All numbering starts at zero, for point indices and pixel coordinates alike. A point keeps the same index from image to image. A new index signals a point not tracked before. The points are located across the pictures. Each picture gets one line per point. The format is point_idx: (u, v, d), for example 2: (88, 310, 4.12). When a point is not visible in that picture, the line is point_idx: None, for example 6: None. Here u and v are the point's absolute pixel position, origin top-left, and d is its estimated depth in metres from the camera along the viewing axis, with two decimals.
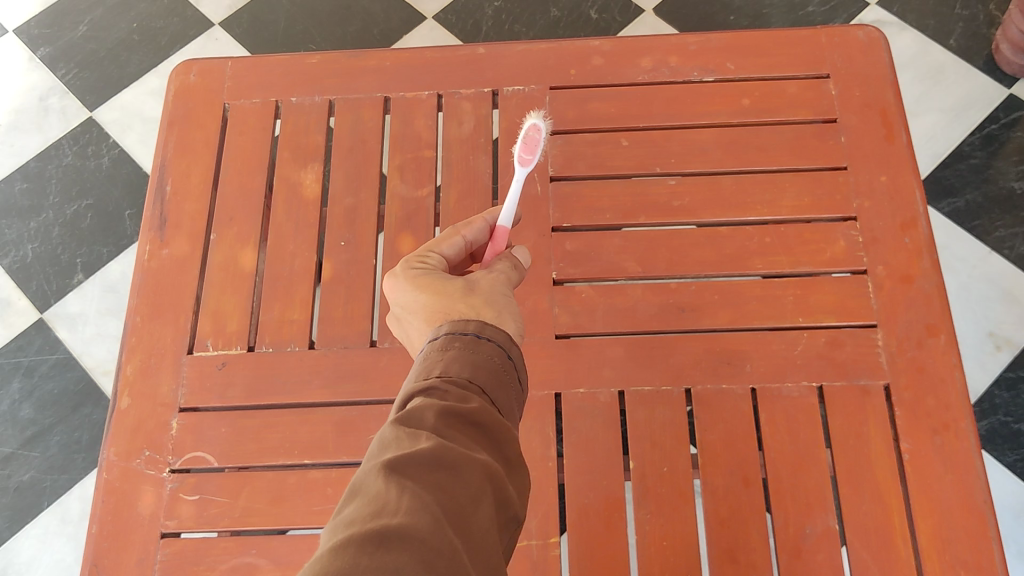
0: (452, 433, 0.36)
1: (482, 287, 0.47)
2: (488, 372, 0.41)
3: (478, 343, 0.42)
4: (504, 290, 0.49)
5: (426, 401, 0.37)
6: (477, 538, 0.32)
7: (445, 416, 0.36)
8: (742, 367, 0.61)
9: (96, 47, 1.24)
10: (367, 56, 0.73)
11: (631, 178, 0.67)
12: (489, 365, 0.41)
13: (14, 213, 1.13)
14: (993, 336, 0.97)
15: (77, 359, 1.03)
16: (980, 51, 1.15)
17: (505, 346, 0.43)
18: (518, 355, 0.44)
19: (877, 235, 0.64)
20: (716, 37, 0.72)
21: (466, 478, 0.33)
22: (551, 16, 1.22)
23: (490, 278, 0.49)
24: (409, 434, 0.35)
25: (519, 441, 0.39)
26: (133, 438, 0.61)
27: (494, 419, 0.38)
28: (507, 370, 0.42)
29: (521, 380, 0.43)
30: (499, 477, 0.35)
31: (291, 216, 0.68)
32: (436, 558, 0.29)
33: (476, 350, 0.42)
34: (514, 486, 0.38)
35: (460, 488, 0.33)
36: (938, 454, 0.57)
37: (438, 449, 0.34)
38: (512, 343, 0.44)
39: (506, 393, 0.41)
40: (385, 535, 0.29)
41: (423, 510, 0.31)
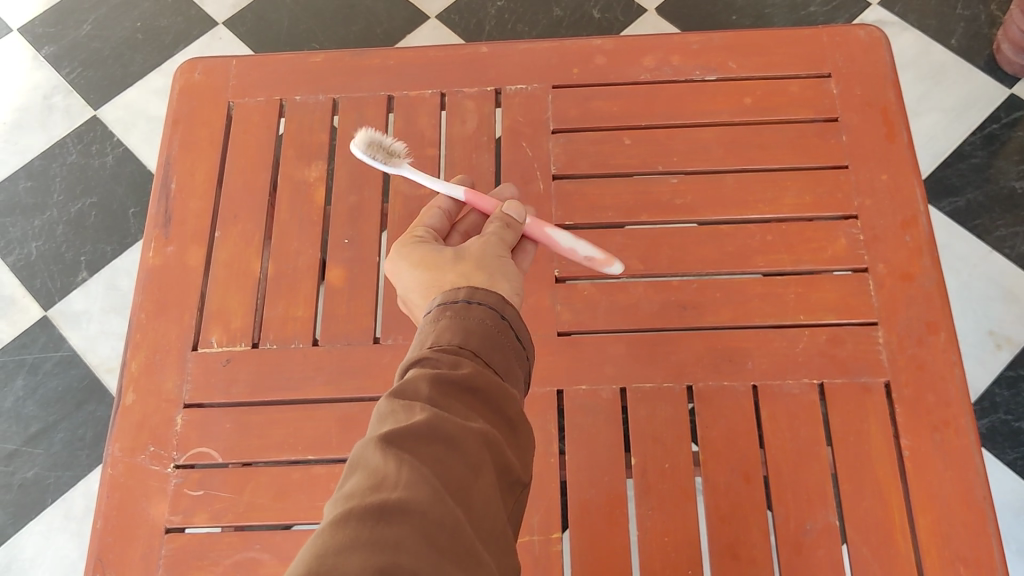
0: (446, 401, 0.38)
1: (471, 253, 0.51)
2: (480, 336, 0.44)
3: (470, 311, 0.46)
4: (497, 253, 0.52)
5: (419, 373, 0.40)
6: (475, 503, 0.36)
7: (438, 387, 0.39)
8: (743, 365, 0.61)
9: (100, 46, 1.25)
10: (371, 55, 0.73)
11: (632, 176, 0.68)
12: (481, 330, 0.44)
13: (18, 211, 1.13)
14: (993, 335, 0.98)
15: (81, 357, 1.04)
16: (981, 51, 1.15)
17: (497, 308, 0.47)
18: (512, 314, 0.47)
19: (878, 233, 0.64)
20: (718, 37, 0.72)
21: (460, 445, 0.36)
22: (553, 15, 1.22)
23: (479, 242, 0.53)
24: (404, 406, 0.37)
25: (515, 400, 0.42)
26: (138, 434, 0.61)
27: (487, 381, 0.41)
28: (501, 331, 0.45)
29: (519, 339, 0.47)
30: (495, 441, 0.39)
31: (295, 214, 0.68)
32: (432, 526, 0.32)
33: (470, 317, 0.45)
34: (512, 443, 0.41)
35: (453, 455, 0.36)
36: (938, 450, 0.57)
37: (432, 419, 0.36)
38: (504, 304, 0.47)
39: (501, 353, 0.44)
40: (384, 508, 0.31)
41: (421, 481, 0.33)
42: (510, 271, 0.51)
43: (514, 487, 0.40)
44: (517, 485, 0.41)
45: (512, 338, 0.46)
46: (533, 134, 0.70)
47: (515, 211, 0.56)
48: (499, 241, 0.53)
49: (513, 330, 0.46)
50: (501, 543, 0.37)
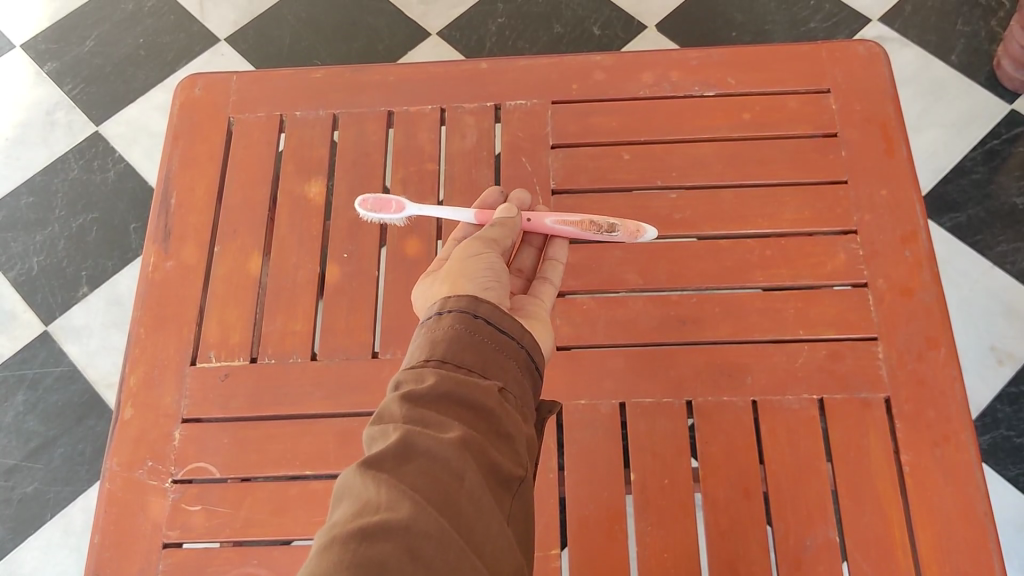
0: (417, 416, 0.39)
1: (453, 261, 0.53)
2: (449, 342, 0.44)
3: (439, 321, 0.46)
4: (477, 254, 0.53)
5: (391, 398, 0.41)
6: (468, 507, 0.36)
7: (408, 405, 0.40)
8: (743, 379, 0.61)
9: (102, 62, 1.25)
10: (372, 71, 0.73)
11: (631, 191, 0.68)
12: (451, 336, 0.45)
13: (20, 226, 1.14)
14: (995, 350, 0.98)
15: (81, 371, 1.04)
16: (981, 67, 1.15)
17: (469, 309, 0.46)
18: (487, 310, 0.46)
19: (878, 248, 0.64)
20: (717, 53, 0.72)
21: (435, 454, 0.37)
22: (554, 32, 1.23)
23: (463, 246, 0.54)
24: (379, 434, 0.39)
25: (499, 394, 0.42)
26: (136, 449, 0.61)
27: (456, 385, 0.41)
28: (474, 329, 0.45)
29: (502, 328, 0.46)
30: (476, 442, 0.39)
31: (294, 228, 0.68)
32: (417, 538, 0.33)
33: (437, 328, 0.45)
34: (506, 435, 0.41)
35: (430, 465, 0.37)
36: (938, 465, 0.57)
37: (401, 438, 0.37)
38: (476, 302, 0.46)
39: (478, 352, 0.44)
40: (367, 528, 0.33)
41: (400, 499, 0.34)
42: (486, 269, 0.51)
43: (514, 478, 0.40)
44: (518, 475, 0.41)
45: (490, 332, 0.45)
46: (532, 149, 0.70)
47: (504, 211, 0.57)
48: (484, 240, 0.54)
49: (491, 322, 0.46)
50: (506, 536, 0.37)
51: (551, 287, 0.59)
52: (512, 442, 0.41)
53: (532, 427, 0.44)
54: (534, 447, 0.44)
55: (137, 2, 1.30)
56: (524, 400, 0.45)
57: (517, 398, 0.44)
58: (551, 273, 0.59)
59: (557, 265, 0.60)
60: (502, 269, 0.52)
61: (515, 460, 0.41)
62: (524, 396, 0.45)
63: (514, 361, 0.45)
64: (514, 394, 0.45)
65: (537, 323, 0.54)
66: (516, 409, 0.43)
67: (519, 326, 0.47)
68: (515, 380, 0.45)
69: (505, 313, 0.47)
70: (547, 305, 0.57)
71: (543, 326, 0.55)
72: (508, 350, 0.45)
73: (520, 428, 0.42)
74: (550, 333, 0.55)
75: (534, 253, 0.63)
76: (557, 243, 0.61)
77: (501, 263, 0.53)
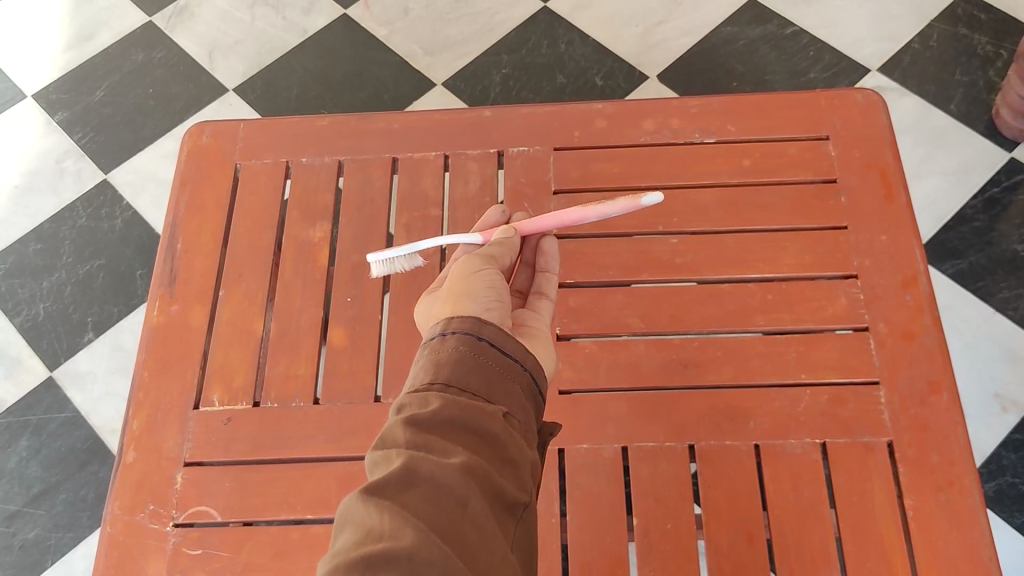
0: (421, 442, 0.39)
1: (454, 284, 0.52)
2: (453, 365, 0.44)
3: (443, 341, 0.46)
4: (479, 274, 0.53)
5: (394, 421, 0.41)
6: (472, 535, 0.36)
7: (412, 429, 0.40)
8: (746, 424, 0.61)
9: (112, 112, 1.27)
10: (377, 119, 0.75)
11: (633, 237, 0.68)
12: (456, 357, 0.45)
13: (27, 272, 1.14)
14: (998, 397, 0.97)
15: (85, 418, 1.04)
16: (980, 116, 1.16)
17: (473, 330, 0.46)
18: (490, 331, 0.46)
19: (879, 293, 0.64)
20: (717, 101, 0.73)
21: (439, 481, 0.37)
22: (557, 82, 1.24)
23: (464, 265, 0.54)
24: (382, 459, 0.39)
25: (501, 421, 0.42)
26: (138, 492, 0.61)
27: (461, 410, 0.42)
28: (478, 352, 0.45)
29: (506, 352, 0.46)
30: (480, 469, 0.39)
31: (299, 273, 0.69)
32: (422, 566, 0.33)
33: (441, 349, 0.45)
34: (509, 467, 0.41)
35: (435, 492, 0.37)
36: (943, 510, 0.57)
37: (405, 464, 0.37)
38: (480, 324, 0.47)
39: (482, 375, 0.44)
40: (371, 556, 0.32)
41: (404, 526, 0.34)
42: (488, 290, 0.51)
43: (518, 505, 0.40)
44: (522, 501, 0.41)
45: (495, 355, 0.46)
46: (535, 195, 0.71)
47: (501, 235, 0.59)
48: (483, 259, 0.54)
49: (495, 344, 0.46)
50: (510, 562, 0.37)
51: (547, 301, 0.58)
52: (517, 468, 0.41)
53: (535, 453, 0.45)
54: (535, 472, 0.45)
55: (148, 53, 1.32)
56: (527, 425, 0.45)
57: (519, 423, 0.45)
58: (546, 286, 0.59)
59: (549, 275, 0.59)
60: (504, 292, 0.52)
61: (519, 486, 0.41)
62: (526, 422, 0.45)
63: (519, 386, 0.46)
64: (518, 419, 0.45)
65: (538, 344, 0.54)
66: (520, 435, 0.44)
67: (523, 350, 0.47)
68: (519, 406, 0.45)
69: (508, 336, 0.47)
70: (544, 321, 0.57)
71: (544, 345, 0.55)
72: (512, 373, 0.46)
73: (523, 453, 0.43)
74: (548, 353, 0.55)
75: (527, 273, 0.63)
76: (545, 251, 0.61)
77: (503, 284, 0.53)
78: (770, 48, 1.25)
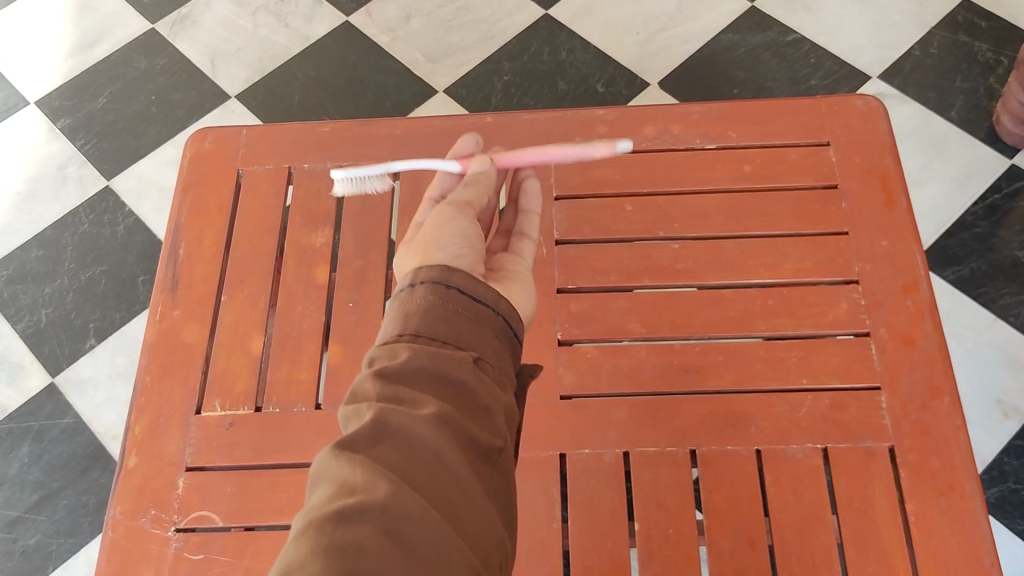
0: (390, 393, 0.39)
1: (424, 234, 0.53)
2: (421, 314, 0.44)
3: (412, 292, 0.45)
4: (449, 222, 0.53)
5: (366, 376, 0.41)
6: (445, 484, 0.36)
7: (382, 382, 0.40)
8: (748, 429, 0.61)
9: (115, 118, 1.27)
10: (379, 125, 0.75)
11: (634, 242, 0.68)
12: (426, 305, 0.45)
13: (30, 279, 1.15)
14: (1000, 403, 0.97)
15: (87, 424, 1.04)
16: (981, 122, 1.17)
17: (441, 278, 0.46)
18: (459, 277, 0.46)
19: (880, 298, 0.65)
20: (718, 108, 0.74)
21: (410, 431, 0.37)
22: (559, 89, 1.25)
23: (435, 214, 0.54)
24: (354, 413, 0.39)
25: (473, 367, 0.42)
26: (140, 497, 0.61)
27: (430, 358, 0.41)
28: (446, 299, 0.45)
29: (476, 296, 0.46)
30: (451, 416, 0.39)
31: (301, 278, 0.69)
32: (392, 518, 0.33)
33: (410, 299, 0.45)
34: (484, 412, 0.41)
35: (405, 442, 0.37)
36: (943, 514, 0.57)
37: (376, 416, 0.37)
38: (449, 271, 0.46)
39: (452, 322, 0.44)
40: (342, 511, 0.33)
41: (375, 479, 0.35)
42: (457, 237, 0.52)
43: (493, 450, 0.40)
44: (498, 446, 0.41)
45: (463, 300, 0.45)
46: None
47: (477, 165, 0.58)
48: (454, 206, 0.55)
49: (464, 289, 0.46)
50: (486, 508, 0.37)
51: (529, 241, 0.59)
52: (491, 412, 0.41)
53: (510, 397, 0.44)
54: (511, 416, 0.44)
55: (150, 60, 1.33)
56: (502, 369, 0.45)
57: (493, 367, 0.44)
58: (527, 227, 0.60)
59: (531, 215, 0.60)
60: (475, 237, 0.52)
61: (494, 430, 0.41)
62: (501, 365, 0.45)
63: (492, 329, 0.45)
64: (492, 363, 0.44)
65: (515, 284, 0.54)
66: (493, 379, 0.43)
67: (494, 294, 0.47)
68: (493, 349, 0.45)
69: (478, 281, 0.47)
70: (524, 263, 0.57)
71: (523, 284, 0.55)
72: (483, 318, 0.45)
73: (497, 397, 0.42)
74: (529, 291, 0.55)
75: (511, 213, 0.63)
76: (526, 192, 0.61)
77: (474, 229, 0.53)
78: (770, 55, 1.25)
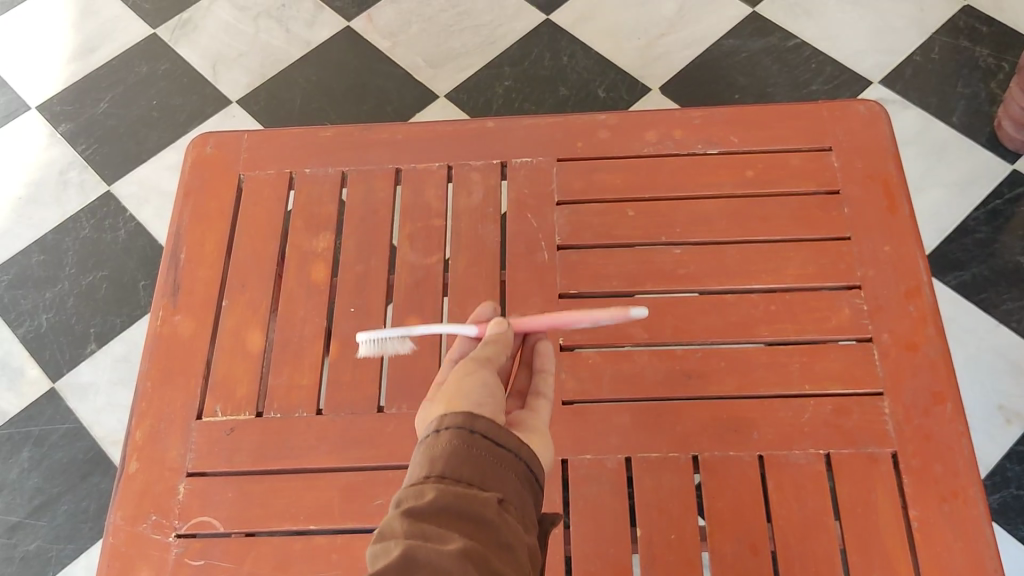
0: (460, 492, 0.37)
1: (446, 383, 0.45)
2: (481, 420, 0.41)
3: (468, 406, 0.42)
4: (470, 372, 0.45)
5: (384, 523, 0.35)
6: None
7: (446, 480, 0.37)
8: (750, 435, 0.60)
9: (116, 123, 1.27)
10: (381, 130, 0.75)
11: (636, 247, 0.68)
12: (483, 421, 0.42)
13: (31, 283, 1.15)
14: (1002, 409, 0.97)
15: (87, 429, 1.03)
16: (982, 128, 1.17)
17: (498, 406, 0.43)
18: (511, 404, 0.44)
19: (882, 303, 0.64)
20: (720, 113, 0.74)
21: (477, 541, 0.35)
22: (560, 95, 1.25)
23: (457, 365, 0.47)
24: (416, 499, 0.36)
25: (526, 484, 0.40)
26: (140, 503, 0.61)
27: (495, 466, 0.39)
28: (503, 425, 0.42)
29: (529, 424, 0.44)
30: (515, 529, 0.37)
31: (302, 284, 0.69)
32: None
33: (464, 413, 0.42)
34: (531, 532, 0.39)
35: (478, 548, 0.34)
36: (947, 521, 0.56)
37: (441, 521, 0.35)
38: (496, 399, 0.44)
39: (509, 435, 0.41)
40: None
41: None
42: (479, 387, 0.44)
43: (537, 563, 0.38)
44: (539, 561, 0.39)
45: (489, 446, 0.39)
46: (538, 205, 0.71)
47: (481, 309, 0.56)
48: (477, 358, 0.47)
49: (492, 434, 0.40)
50: None
51: (546, 399, 0.50)
52: (535, 530, 0.39)
53: (545, 519, 0.42)
54: (537, 568, 0.39)
55: (152, 65, 1.33)
56: (542, 491, 0.43)
57: (539, 486, 0.42)
58: (546, 371, 0.52)
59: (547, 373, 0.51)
60: (499, 389, 0.45)
61: (536, 548, 0.39)
62: (541, 488, 0.43)
63: (538, 459, 0.43)
64: (515, 507, 0.39)
65: (536, 438, 0.46)
66: (537, 496, 0.41)
67: (540, 428, 0.44)
68: (538, 471, 0.42)
69: (520, 412, 0.44)
70: (544, 420, 0.48)
71: (543, 442, 0.46)
72: (508, 462, 0.40)
73: (539, 518, 0.40)
74: (548, 449, 0.46)
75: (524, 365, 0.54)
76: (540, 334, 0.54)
77: (498, 381, 0.45)
78: (772, 61, 1.25)
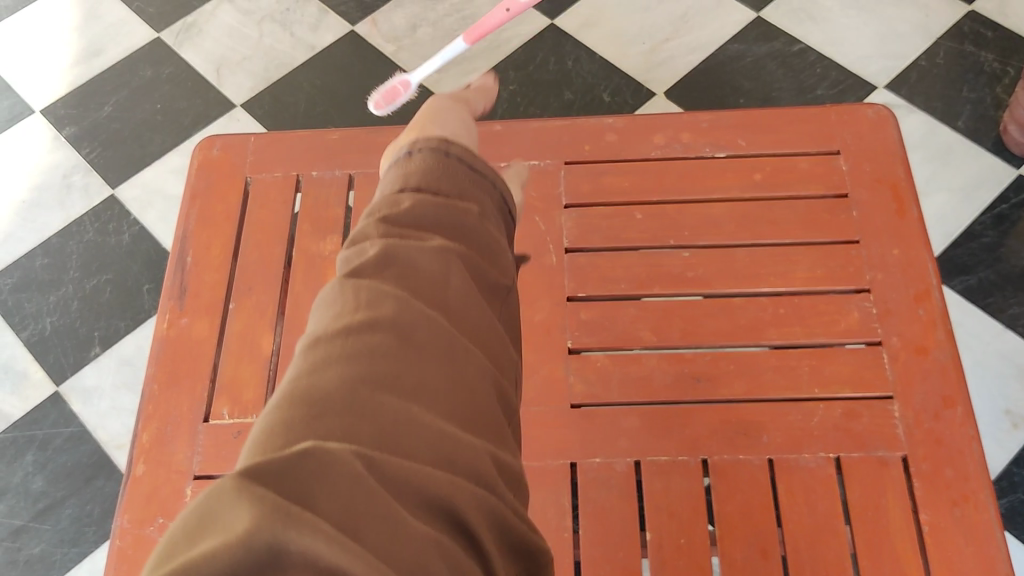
0: (394, 232, 0.45)
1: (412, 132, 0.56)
2: (423, 172, 0.50)
3: (410, 158, 0.51)
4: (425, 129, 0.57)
5: (339, 275, 0.42)
6: (456, 297, 0.42)
7: (386, 226, 0.45)
8: (760, 439, 0.60)
9: (120, 127, 1.27)
10: (387, 133, 0.75)
11: (644, 250, 0.68)
12: (425, 167, 0.50)
13: (35, 287, 1.14)
14: (1009, 414, 0.97)
15: (91, 433, 1.03)
16: (988, 132, 1.16)
17: (440, 146, 0.52)
18: (456, 149, 0.52)
19: (892, 307, 0.64)
20: (727, 116, 0.74)
21: (418, 255, 0.43)
22: (564, 98, 1.25)
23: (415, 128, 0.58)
24: (355, 251, 0.44)
25: (474, 217, 0.48)
26: (147, 505, 0.60)
27: (434, 207, 0.47)
28: (445, 162, 0.51)
29: (476, 168, 0.52)
30: (455, 253, 0.45)
31: (309, 286, 0.69)
32: (405, 327, 0.38)
33: (410, 164, 0.51)
34: (483, 256, 0.47)
35: (412, 269, 0.42)
36: (958, 525, 0.56)
37: (382, 250, 0.42)
38: (446, 142, 0.52)
39: (452, 180, 0.50)
40: (350, 327, 0.37)
41: (387, 297, 0.39)
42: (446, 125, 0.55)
43: (496, 285, 0.47)
44: (499, 283, 0.47)
45: (462, 165, 0.51)
46: (545, 208, 0.70)
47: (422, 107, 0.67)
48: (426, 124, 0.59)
49: (439, 232, 0.46)
50: (489, 319, 0.44)
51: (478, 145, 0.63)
52: (490, 260, 0.48)
53: (503, 248, 0.50)
54: (497, 283, 0.47)
55: (156, 69, 1.33)
56: (496, 222, 0.51)
57: (487, 217, 0.50)
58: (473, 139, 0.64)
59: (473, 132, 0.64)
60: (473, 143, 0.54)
61: (497, 272, 0.48)
62: (495, 222, 0.51)
63: (487, 196, 0.52)
64: (461, 240, 0.47)
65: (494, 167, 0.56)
66: (489, 226, 0.50)
67: (486, 165, 0.53)
68: (488, 207, 0.51)
69: (473, 154, 0.53)
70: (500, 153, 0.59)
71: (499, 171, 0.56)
72: (479, 185, 0.51)
73: (492, 245, 0.49)
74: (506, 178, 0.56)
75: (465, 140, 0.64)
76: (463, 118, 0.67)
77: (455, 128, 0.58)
78: (777, 65, 1.25)
